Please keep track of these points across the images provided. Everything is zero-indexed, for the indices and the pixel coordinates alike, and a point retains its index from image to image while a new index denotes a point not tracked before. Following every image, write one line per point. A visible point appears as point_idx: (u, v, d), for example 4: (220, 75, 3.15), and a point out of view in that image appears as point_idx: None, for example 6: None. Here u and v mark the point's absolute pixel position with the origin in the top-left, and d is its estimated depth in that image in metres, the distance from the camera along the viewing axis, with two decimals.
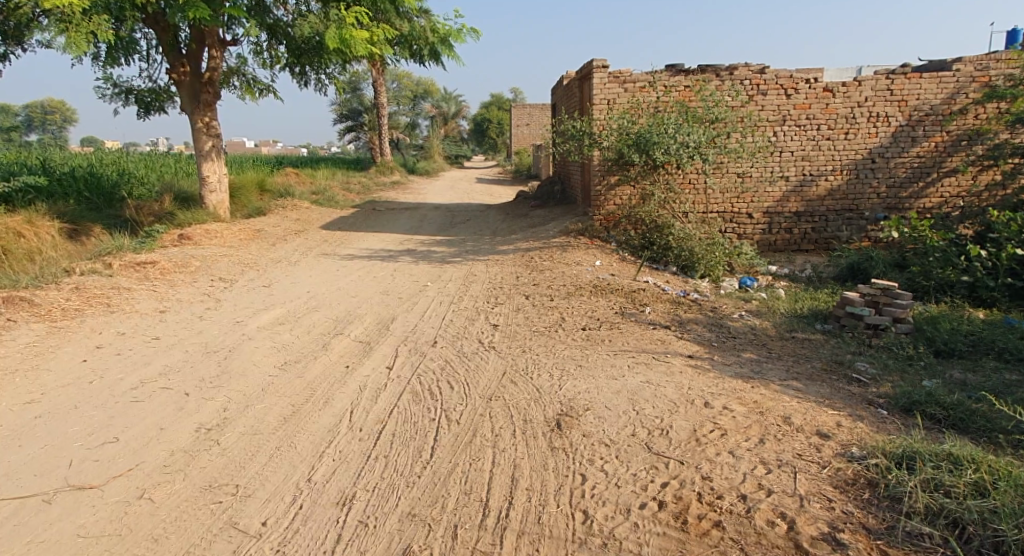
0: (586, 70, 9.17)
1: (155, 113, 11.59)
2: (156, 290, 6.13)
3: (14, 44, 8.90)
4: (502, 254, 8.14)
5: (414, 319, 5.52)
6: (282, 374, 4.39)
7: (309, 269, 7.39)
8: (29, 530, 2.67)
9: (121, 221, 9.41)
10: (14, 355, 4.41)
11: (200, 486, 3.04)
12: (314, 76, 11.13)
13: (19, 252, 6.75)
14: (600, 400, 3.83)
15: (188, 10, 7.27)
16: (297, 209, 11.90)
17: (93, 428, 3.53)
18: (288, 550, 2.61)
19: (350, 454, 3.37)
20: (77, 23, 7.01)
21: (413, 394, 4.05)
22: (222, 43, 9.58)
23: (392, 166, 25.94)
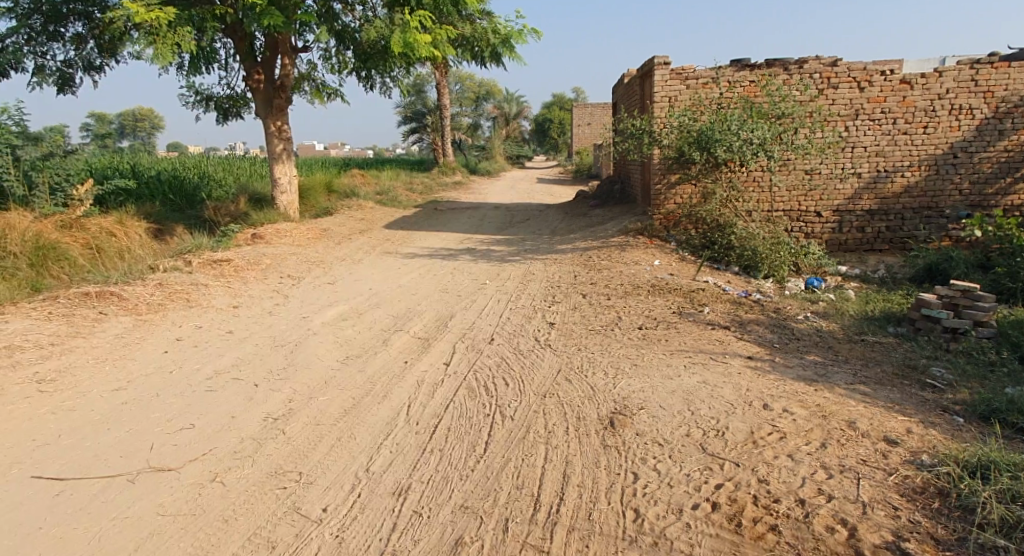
0: (647, 67, 9.05)
1: (232, 118, 12.27)
2: (231, 286, 6.49)
3: (109, 57, 9.65)
4: (559, 254, 8.15)
5: (471, 316, 5.62)
6: (344, 368, 4.58)
7: (370, 267, 7.63)
8: (115, 506, 2.90)
9: (200, 222, 10.02)
10: (105, 345, 4.80)
11: (267, 472, 3.23)
12: (379, 79, 11.47)
13: (111, 250, 7.31)
14: (654, 400, 3.79)
15: (263, 18, 7.65)
16: (362, 209, 12.33)
17: (173, 415, 3.80)
18: (346, 536, 2.74)
19: (407, 446, 3.49)
20: (163, 35, 7.52)
21: (468, 389, 4.14)
22: (293, 50, 10.03)
23: (454, 167, 26.33)
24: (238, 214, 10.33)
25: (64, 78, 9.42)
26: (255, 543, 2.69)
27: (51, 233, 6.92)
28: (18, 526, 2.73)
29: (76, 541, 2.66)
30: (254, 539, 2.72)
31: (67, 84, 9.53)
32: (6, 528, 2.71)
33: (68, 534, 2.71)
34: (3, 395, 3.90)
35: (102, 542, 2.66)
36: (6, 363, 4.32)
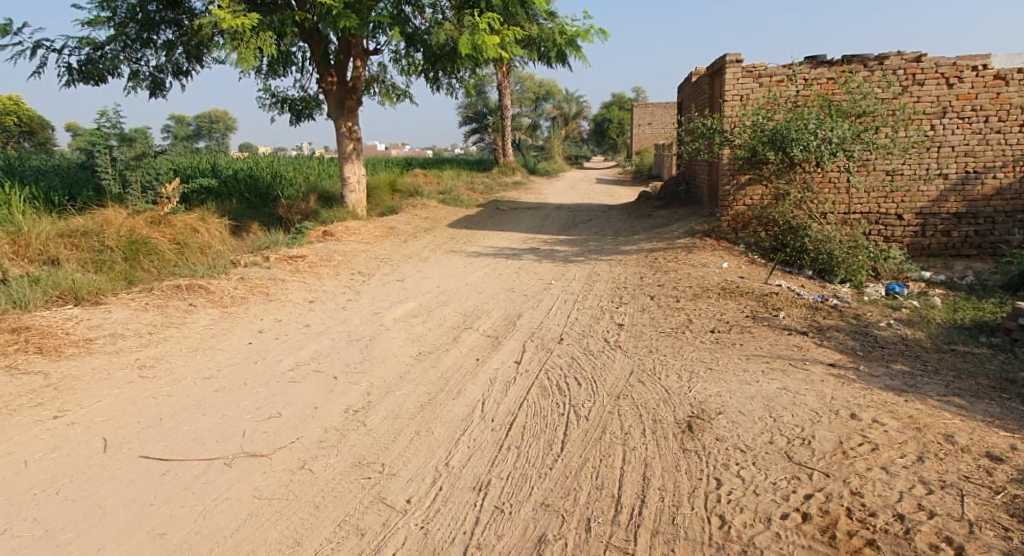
0: (718, 65, 8.87)
1: (305, 119, 12.72)
2: (306, 282, 6.74)
3: (195, 62, 10.18)
4: (624, 255, 8.09)
5: (539, 316, 5.64)
6: (418, 364, 4.68)
7: (437, 265, 7.77)
8: (216, 487, 3.06)
9: (274, 219, 10.43)
10: (197, 335, 5.07)
11: (351, 462, 3.35)
12: (446, 80, 11.67)
13: (194, 245, 7.71)
14: (732, 405, 3.72)
15: (339, 21, 7.90)
16: (426, 208, 12.57)
17: (261, 403, 3.98)
18: (431, 527, 2.80)
19: (484, 442, 3.55)
20: (247, 40, 7.84)
21: (541, 388, 4.17)
22: (365, 53, 10.30)
23: (515, 167, 26.48)
24: (309, 212, 10.69)
25: (156, 83, 9.98)
26: (345, 529, 2.79)
27: (143, 229, 7.36)
28: (132, 501, 2.91)
29: (182, 518, 2.82)
30: (345, 525, 2.82)
31: (158, 88, 10.11)
32: (121, 503, 2.90)
33: (175, 511, 2.87)
34: (110, 379, 4.18)
35: (205, 521, 2.80)
36: (111, 349, 4.63)
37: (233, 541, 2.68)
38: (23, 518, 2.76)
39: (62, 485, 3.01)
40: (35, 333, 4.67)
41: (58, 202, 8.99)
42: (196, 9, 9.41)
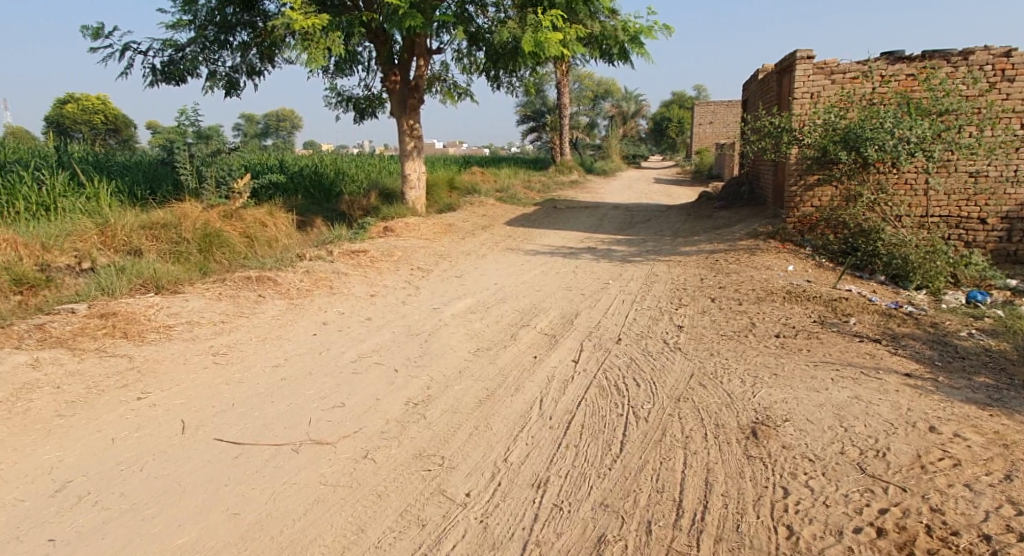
0: (787, 62, 8.59)
1: (368, 118, 13.06)
2: (368, 276, 6.93)
3: (268, 63, 10.61)
4: (684, 256, 7.93)
5: (597, 315, 5.61)
6: (476, 360, 4.73)
7: (494, 262, 7.84)
8: (285, 472, 3.19)
9: (337, 215, 10.77)
10: (266, 325, 5.30)
11: (412, 454, 3.42)
12: (507, 79, 11.74)
13: (263, 239, 8.05)
14: (800, 412, 3.60)
15: (405, 21, 8.08)
16: (483, 205, 12.71)
17: (325, 393, 4.12)
18: (491, 522, 2.83)
19: (543, 439, 3.56)
20: (317, 40, 8.13)
21: (599, 388, 4.14)
22: (428, 52, 10.48)
23: (571, 166, 26.42)
24: (370, 208, 10.98)
25: (231, 83, 10.46)
26: (407, 519, 2.84)
27: (216, 222, 7.74)
28: (208, 481, 3.07)
29: (253, 500, 2.95)
30: (407, 515, 2.88)
31: (233, 88, 10.59)
32: (197, 483, 3.05)
33: (246, 493, 3.00)
34: (187, 364, 4.42)
35: (275, 504, 2.92)
36: (188, 336, 4.89)
37: (300, 525, 2.78)
38: (111, 491, 2.95)
39: (145, 463, 3.20)
40: (121, 318, 4.99)
41: (140, 196, 9.59)
42: (270, 11, 9.81)
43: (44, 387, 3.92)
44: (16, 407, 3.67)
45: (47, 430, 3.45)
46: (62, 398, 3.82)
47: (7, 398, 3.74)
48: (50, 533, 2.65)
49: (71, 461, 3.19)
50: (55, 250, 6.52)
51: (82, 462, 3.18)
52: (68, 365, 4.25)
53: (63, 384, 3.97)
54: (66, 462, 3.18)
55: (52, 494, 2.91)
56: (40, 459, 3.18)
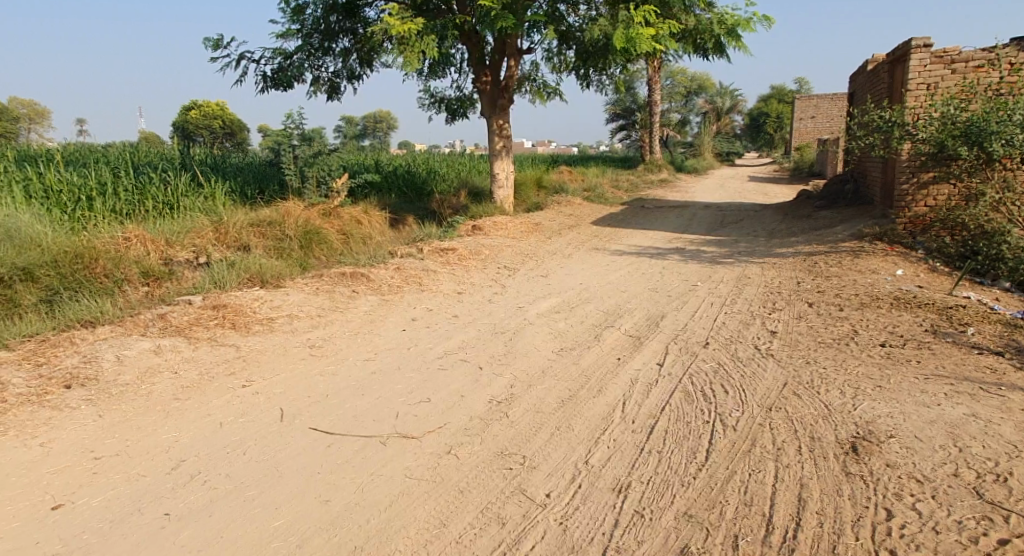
0: (901, 51, 7.98)
1: (459, 118, 13.39)
2: (456, 274, 7.13)
3: (367, 67, 11.14)
4: (780, 258, 7.56)
5: (684, 318, 5.47)
6: (559, 359, 4.75)
7: (580, 262, 7.82)
8: (374, 463, 3.36)
9: (428, 213, 11.14)
10: (359, 319, 5.60)
11: (494, 451, 3.50)
12: (597, 77, 11.66)
13: (359, 236, 8.48)
14: (908, 429, 3.34)
15: (497, 22, 8.23)
16: (570, 205, 12.70)
17: (412, 388, 4.29)
18: (570, 525, 2.84)
19: (624, 443, 3.52)
20: (413, 44, 8.44)
21: (685, 393, 4.04)
22: (519, 53, 10.61)
23: (661, 164, 25.80)
24: (460, 207, 11.28)
25: (333, 87, 11.06)
26: (487, 516, 2.91)
27: (317, 220, 8.24)
28: (305, 467, 3.29)
29: (343, 488, 3.12)
30: (487, 512, 2.95)
31: (334, 92, 11.20)
32: (295, 469, 3.28)
33: (339, 480, 3.19)
34: (288, 355, 4.75)
35: (364, 492, 3.08)
36: (288, 329, 5.25)
37: (386, 515, 2.91)
38: (218, 472, 3.22)
39: (248, 447, 3.47)
40: (231, 310, 5.44)
41: (250, 195, 10.37)
42: (370, 18, 10.29)
43: (164, 372, 4.34)
44: (141, 389, 4.09)
45: (166, 412, 3.83)
46: (179, 382, 4.22)
47: (133, 381, 4.18)
48: (167, 506, 2.93)
49: (186, 441, 3.51)
50: (176, 245, 7.19)
51: (194, 443, 3.49)
52: (185, 352, 4.69)
53: (180, 370, 4.38)
54: (181, 442, 3.50)
55: (168, 471, 3.22)
56: (160, 439, 3.52)
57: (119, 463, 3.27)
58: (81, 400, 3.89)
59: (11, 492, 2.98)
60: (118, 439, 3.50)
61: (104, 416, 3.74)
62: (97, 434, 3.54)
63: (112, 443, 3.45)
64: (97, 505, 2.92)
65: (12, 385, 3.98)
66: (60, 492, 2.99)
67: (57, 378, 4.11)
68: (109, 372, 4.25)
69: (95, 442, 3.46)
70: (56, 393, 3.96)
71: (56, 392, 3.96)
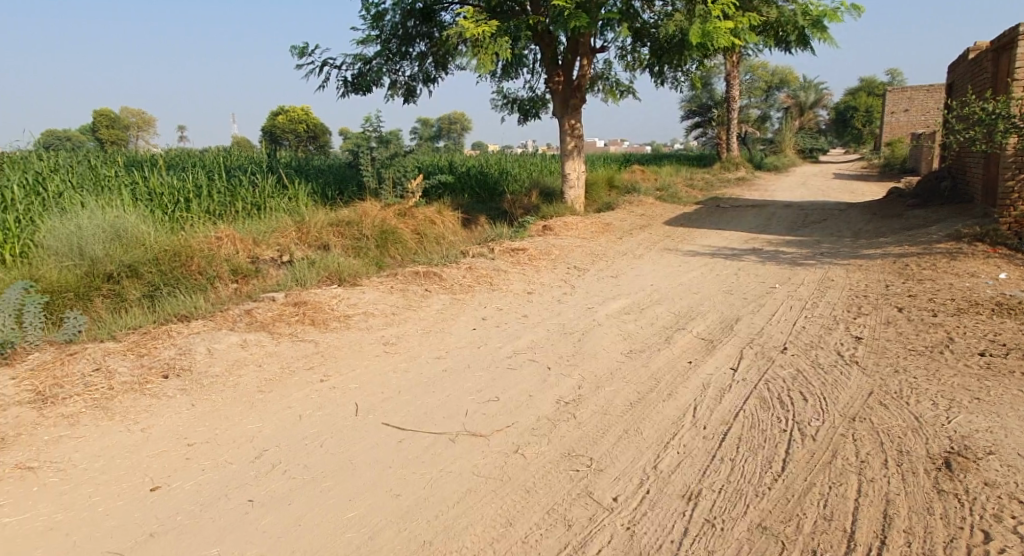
0: (1008, 37, 7.35)
1: (531, 119, 13.46)
2: (526, 274, 7.19)
3: (442, 70, 11.41)
4: (867, 260, 7.14)
5: (761, 322, 5.28)
6: (628, 362, 4.71)
7: (651, 263, 7.69)
8: (444, 459, 3.46)
9: (499, 213, 11.29)
10: (431, 318, 5.77)
11: (561, 453, 3.52)
12: (672, 73, 11.41)
13: (432, 236, 8.72)
14: (1011, 446, 3.09)
15: (570, 21, 8.23)
16: (642, 204, 12.50)
17: (481, 386, 4.39)
18: (638, 530, 2.81)
19: (695, 450, 3.45)
20: (487, 46, 8.59)
21: (760, 400, 3.90)
22: (592, 51, 10.55)
23: (739, 162, 24.90)
24: (531, 207, 11.36)
25: (409, 90, 11.41)
26: (553, 518, 2.93)
27: (392, 220, 8.54)
28: (378, 461, 3.44)
29: (413, 483, 3.24)
30: (553, 513, 2.97)
31: (411, 95, 11.55)
32: (369, 462, 3.43)
33: (410, 475, 3.31)
34: (363, 352, 4.97)
35: (433, 489, 3.18)
36: (364, 326, 5.49)
37: (455, 511, 3.00)
38: (297, 463, 3.42)
39: (326, 440, 3.66)
40: (311, 307, 5.74)
41: (331, 196, 10.87)
42: (446, 22, 10.53)
43: (250, 365, 4.65)
44: (229, 381, 4.41)
45: (251, 403, 4.10)
46: (263, 375, 4.51)
47: (223, 373, 4.51)
48: (251, 493, 3.14)
49: (269, 432, 3.75)
50: (262, 245, 7.65)
51: (277, 434, 3.73)
52: (269, 346, 5.00)
53: (264, 363, 4.68)
54: (265, 432, 3.74)
55: (252, 460, 3.45)
56: (245, 429, 3.78)
57: (209, 450, 3.53)
58: (177, 390, 4.23)
59: (117, 473, 3.29)
60: (209, 427, 3.79)
61: (196, 405, 4.05)
62: (190, 422, 3.84)
63: (203, 431, 3.74)
64: (190, 489, 3.17)
65: (118, 374, 4.38)
66: (158, 475, 3.27)
67: (156, 369, 4.49)
68: (201, 364, 4.60)
69: (189, 429, 3.76)
70: (155, 382, 4.33)
71: (156, 382, 4.33)
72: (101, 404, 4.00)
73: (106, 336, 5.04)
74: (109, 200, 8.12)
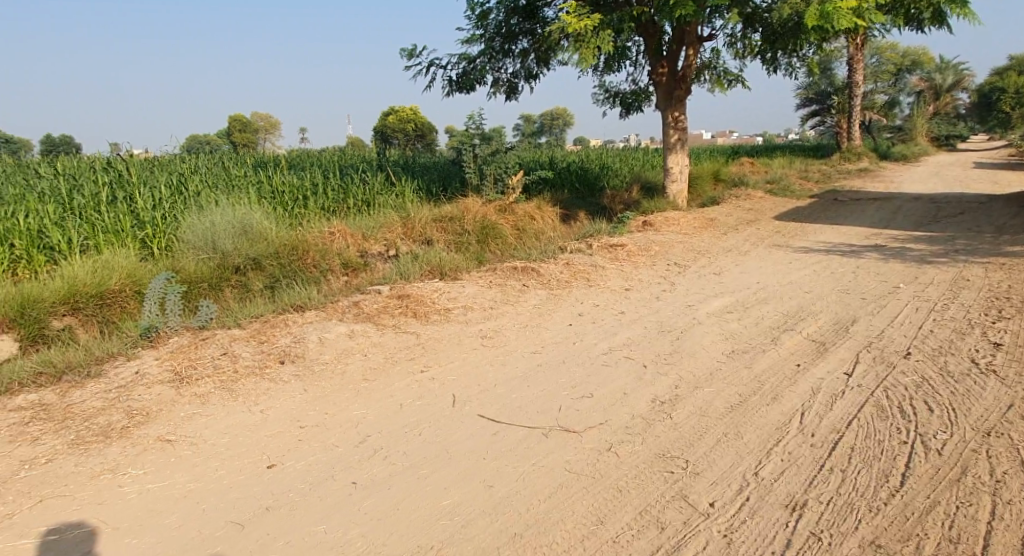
0: None
1: (634, 112, 13.20)
2: (624, 270, 7.08)
3: (544, 66, 11.46)
4: (1013, 257, 6.36)
5: (881, 324, 4.86)
6: (730, 362, 4.52)
7: (758, 260, 7.30)
8: (536, 453, 3.51)
9: (598, 208, 11.19)
10: (527, 312, 5.84)
11: (655, 453, 3.45)
12: (787, 60, 10.73)
13: (530, 231, 8.82)
14: None
15: (675, 10, 7.97)
16: (751, 198, 11.89)
17: (576, 382, 4.38)
18: (736, 538, 2.70)
19: (801, 458, 3.25)
20: (588, 41, 8.53)
21: (877, 408, 3.60)
22: (699, 40, 10.17)
23: (861, 152, 22.99)
24: (631, 202, 11.16)
25: (511, 87, 11.58)
26: (646, 519, 2.88)
27: (493, 216, 8.72)
28: (473, 452, 3.55)
29: (506, 475, 3.31)
30: (646, 514, 2.92)
31: (513, 92, 11.71)
32: (464, 452, 3.55)
33: (503, 467, 3.38)
34: (461, 344, 5.13)
35: (525, 482, 3.23)
36: (462, 319, 5.66)
37: (546, 505, 3.03)
38: (397, 449, 3.60)
39: (424, 428, 3.83)
40: (413, 300, 6.01)
41: (435, 193, 11.27)
42: (548, 18, 10.57)
43: (356, 354, 4.96)
44: (337, 369, 4.73)
45: (357, 390, 4.37)
46: (368, 364, 4.79)
47: (332, 360, 4.84)
48: (355, 476, 3.35)
49: (372, 418, 3.98)
50: (371, 239, 8.10)
51: (380, 420, 3.95)
52: (374, 336, 5.29)
53: (369, 353, 4.97)
54: (369, 418, 3.98)
55: (357, 444, 3.68)
56: (351, 414, 4.04)
57: (319, 433, 3.81)
58: (291, 375, 4.60)
59: (239, 449, 3.63)
60: (319, 412, 4.09)
61: (308, 390, 4.38)
62: (303, 406, 4.16)
63: (314, 415, 4.04)
64: (301, 468, 3.44)
65: (242, 358, 4.84)
66: (274, 454, 3.58)
67: (274, 355, 4.90)
68: (313, 351, 4.96)
69: (301, 413, 4.08)
70: (274, 367, 4.73)
71: (274, 367, 4.73)
72: (227, 386, 4.43)
73: (233, 323, 5.57)
74: (238, 198, 8.94)
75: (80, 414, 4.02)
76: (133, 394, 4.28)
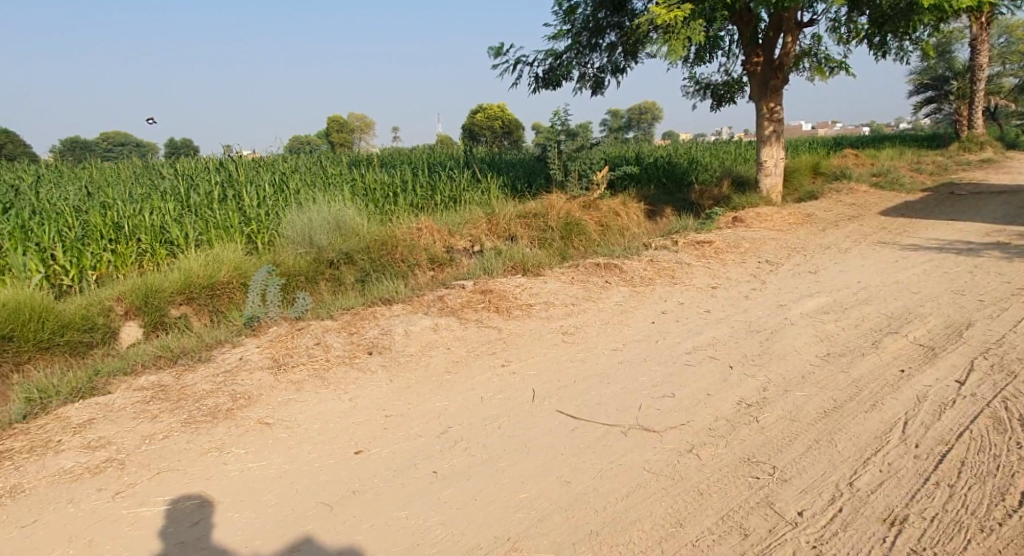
0: None
1: (726, 104, 12.68)
2: (711, 267, 6.84)
3: (631, 60, 11.25)
4: None
5: (1002, 329, 4.41)
6: (824, 366, 4.26)
7: (860, 258, 6.82)
8: (614, 451, 3.48)
9: (686, 204, 10.87)
10: (609, 309, 5.78)
11: (740, 457, 3.32)
12: (898, 43, 9.92)
13: (615, 228, 8.72)
14: None
15: None
16: (854, 192, 11.11)
17: (657, 381, 4.30)
18: (826, 550, 2.55)
19: (903, 470, 3.01)
20: (678, 32, 8.29)
21: (995, 420, 3.27)
22: (797, 27, 9.62)
23: (986, 141, 20.85)
24: (721, 197, 10.74)
25: (597, 82, 11.46)
26: (728, 525, 2.79)
27: (577, 212, 8.67)
28: (550, 447, 3.56)
29: (583, 472, 3.31)
30: (728, 519, 2.83)
31: (599, 87, 11.59)
32: (541, 446, 3.58)
33: (580, 464, 3.38)
34: (541, 340, 5.16)
35: (602, 480, 3.21)
36: (543, 315, 5.69)
37: (623, 504, 3.00)
38: (476, 441, 3.69)
39: (503, 422, 3.89)
40: (495, 295, 6.10)
41: (520, 189, 11.38)
42: (637, 10, 10.36)
43: (440, 347, 5.11)
44: (421, 360, 4.90)
45: (439, 382, 4.51)
46: (450, 357, 4.93)
47: (417, 352, 5.03)
48: (436, 465, 3.46)
49: (454, 410, 4.10)
50: (456, 235, 8.29)
51: (461, 412, 4.06)
52: (457, 330, 5.43)
53: (452, 346, 5.11)
54: (450, 410, 4.10)
55: (439, 434, 3.80)
56: (433, 405, 4.17)
57: (403, 423, 3.97)
58: (378, 365, 4.82)
59: (329, 435, 3.86)
60: (403, 401, 4.26)
61: (394, 381, 4.58)
62: (389, 395, 4.35)
63: (399, 405, 4.21)
64: (386, 455, 3.60)
65: (333, 348, 5.13)
66: (361, 440, 3.77)
67: (363, 346, 5.16)
68: (399, 343, 5.17)
69: (387, 402, 4.26)
70: (362, 357, 4.98)
71: (363, 357, 4.97)
72: (320, 374, 4.71)
73: (326, 314, 5.91)
74: (333, 196, 9.42)
75: (192, 395, 4.42)
76: (238, 378, 4.65)
